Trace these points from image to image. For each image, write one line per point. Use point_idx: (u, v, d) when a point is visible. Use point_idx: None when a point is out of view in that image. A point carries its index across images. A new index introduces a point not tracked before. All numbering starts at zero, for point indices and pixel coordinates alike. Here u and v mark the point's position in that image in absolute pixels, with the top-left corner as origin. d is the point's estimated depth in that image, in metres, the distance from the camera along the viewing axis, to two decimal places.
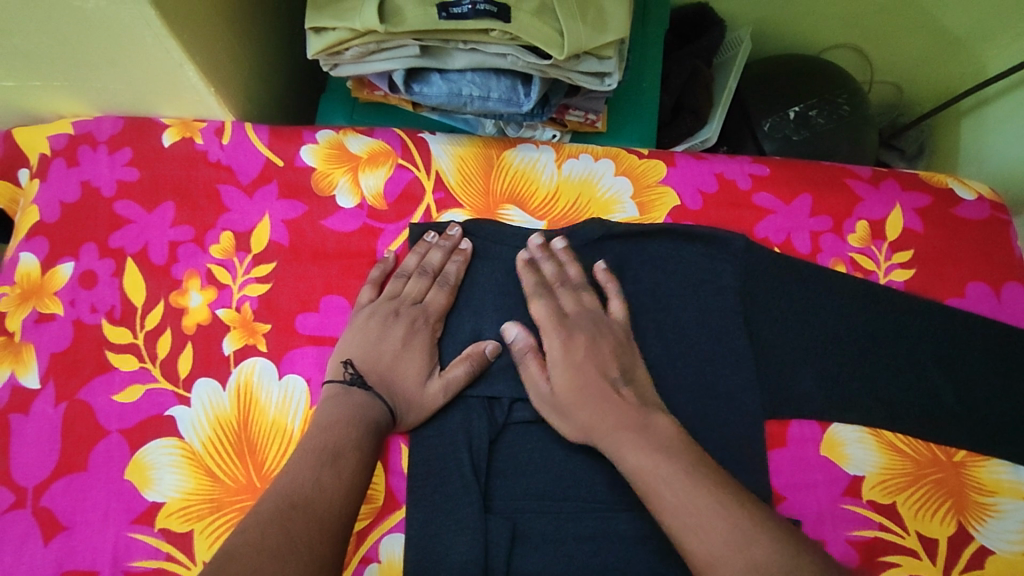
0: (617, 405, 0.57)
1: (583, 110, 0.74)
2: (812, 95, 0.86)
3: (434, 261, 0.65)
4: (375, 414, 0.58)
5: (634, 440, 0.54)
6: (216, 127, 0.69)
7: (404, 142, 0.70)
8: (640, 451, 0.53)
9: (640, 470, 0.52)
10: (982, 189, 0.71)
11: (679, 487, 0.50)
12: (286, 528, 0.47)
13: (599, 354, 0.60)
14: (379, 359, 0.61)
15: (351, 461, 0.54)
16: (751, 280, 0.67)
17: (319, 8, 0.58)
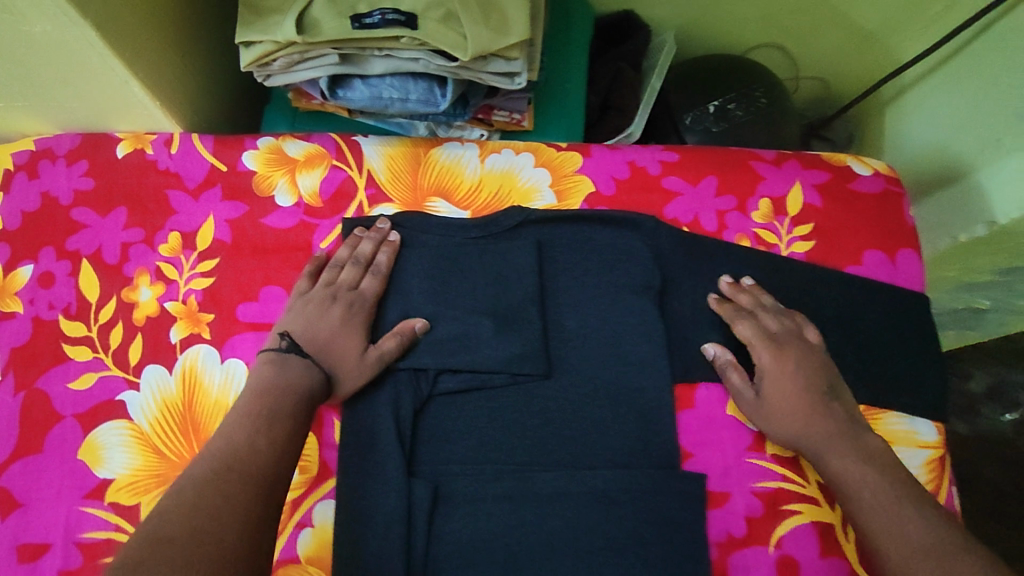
0: (823, 420, 0.63)
1: (507, 111, 0.80)
2: (730, 89, 0.92)
3: (366, 251, 0.69)
4: (310, 384, 0.62)
5: (846, 451, 0.61)
6: (165, 138, 0.75)
7: (338, 144, 0.75)
8: (847, 463, 0.60)
9: (852, 479, 0.60)
10: (878, 165, 0.76)
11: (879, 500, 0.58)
12: (222, 490, 0.50)
13: (809, 371, 0.65)
14: (317, 332, 0.65)
15: (283, 429, 0.58)
16: (662, 248, 0.72)
17: (246, 24, 0.64)
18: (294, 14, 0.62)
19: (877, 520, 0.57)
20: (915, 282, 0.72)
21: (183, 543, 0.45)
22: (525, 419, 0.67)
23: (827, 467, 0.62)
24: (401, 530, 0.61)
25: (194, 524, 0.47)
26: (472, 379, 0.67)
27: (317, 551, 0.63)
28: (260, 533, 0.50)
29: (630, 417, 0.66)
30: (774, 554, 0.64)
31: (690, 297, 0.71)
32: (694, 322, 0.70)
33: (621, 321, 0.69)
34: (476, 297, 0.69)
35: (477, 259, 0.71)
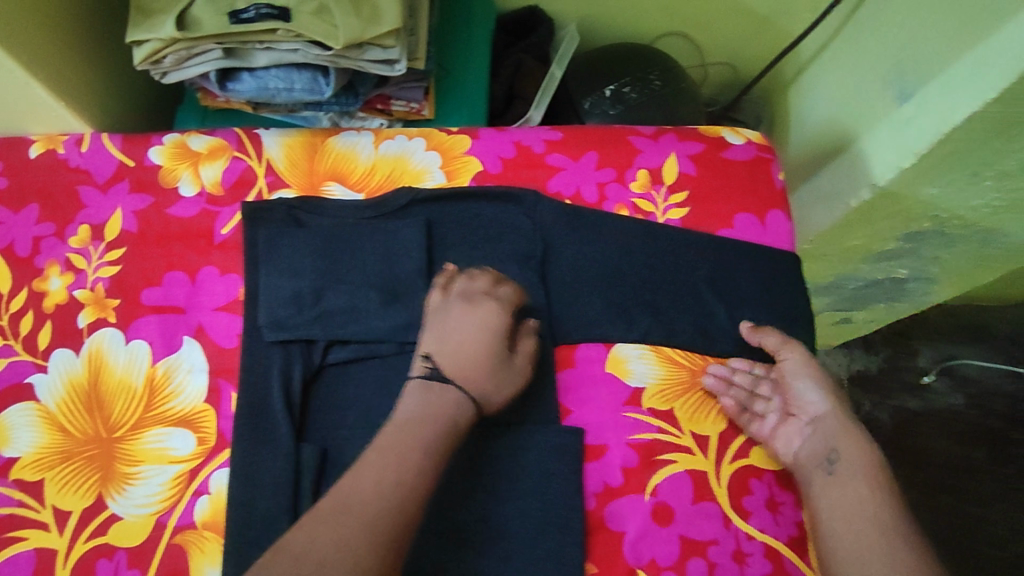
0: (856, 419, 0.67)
1: (404, 100, 0.85)
2: (625, 74, 0.97)
3: (486, 280, 0.69)
4: (458, 413, 0.60)
5: (858, 441, 0.65)
6: (76, 138, 0.79)
7: (239, 137, 0.80)
8: (869, 451, 0.64)
9: (862, 467, 0.62)
10: (751, 134, 0.80)
11: (884, 497, 0.60)
12: (340, 536, 0.51)
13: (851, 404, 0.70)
14: (464, 352, 0.63)
15: (416, 461, 0.56)
16: (546, 218, 0.76)
17: (136, 24, 0.69)
18: (175, 13, 0.67)
19: (872, 509, 0.59)
20: (783, 241, 0.76)
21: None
22: None
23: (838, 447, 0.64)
24: (288, 492, 0.64)
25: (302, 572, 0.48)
26: (363, 349, 0.71)
27: (214, 517, 0.66)
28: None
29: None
30: (650, 502, 0.66)
31: (571, 265, 0.74)
32: (576, 289, 0.74)
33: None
34: (366, 273, 0.73)
35: (369, 238, 0.74)
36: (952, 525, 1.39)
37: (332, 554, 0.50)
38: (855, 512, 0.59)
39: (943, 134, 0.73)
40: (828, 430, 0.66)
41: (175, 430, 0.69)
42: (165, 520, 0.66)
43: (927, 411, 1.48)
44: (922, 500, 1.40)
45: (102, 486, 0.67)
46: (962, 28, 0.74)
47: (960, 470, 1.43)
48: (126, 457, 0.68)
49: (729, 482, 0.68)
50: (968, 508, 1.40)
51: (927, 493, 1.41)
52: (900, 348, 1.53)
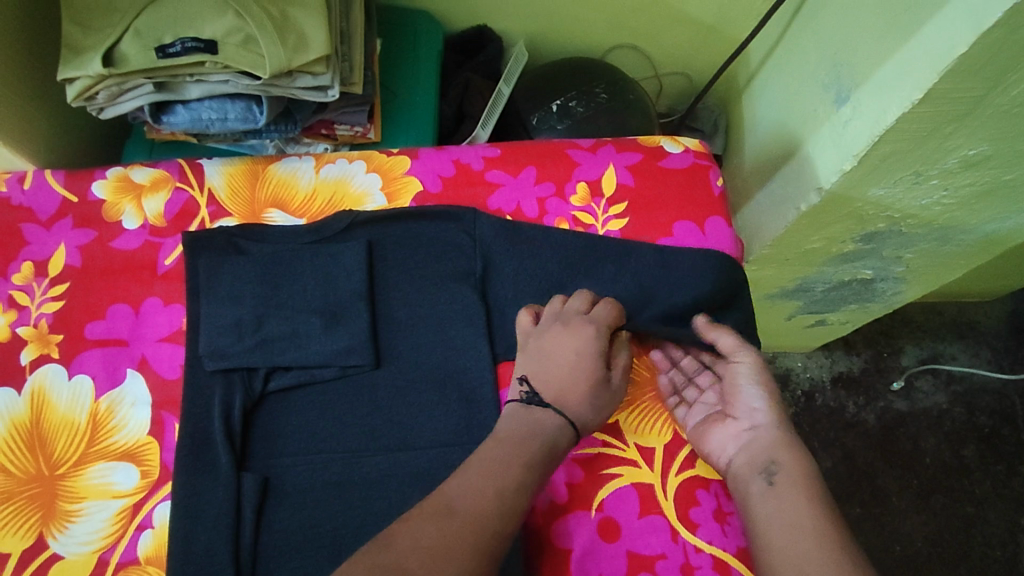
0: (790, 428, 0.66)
1: (348, 125, 0.86)
2: (572, 88, 0.98)
3: (581, 302, 0.69)
4: (558, 435, 0.62)
5: (792, 451, 0.63)
6: (19, 176, 0.80)
7: (181, 168, 0.81)
8: (807, 463, 0.62)
9: (800, 478, 0.60)
10: (688, 142, 0.81)
11: (821, 508, 0.58)
12: (444, 531, 0.52)
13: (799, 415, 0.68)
14: (560, 376, 0.65)
15: (516, 475, 0.57)
16: (485, 236, 0.76)
17: (66, 62, 0.70)
18: (103, 49, 0.68)
19: (808, 524, 0.56)
20: (724, 246, 0.76)
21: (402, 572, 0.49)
22: (356, 409, 0.69)
23: (771, 455, 0.63)
24: (229, 523, 0.63)
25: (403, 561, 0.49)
26: (304, 374, 0.70)
27: (157, 551, 0.65)
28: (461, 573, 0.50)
29: (454, 397, 0.70)
30: (596, 517, 0.65)
31: (512, 282, 0.74)
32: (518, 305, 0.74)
33: (446, 308, 0.73)
34: (306, 297, 0.73)
35: (309, 262, 0.75)
36: (949, 525, 1.37)
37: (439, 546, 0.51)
38: (794, 523, 0.57)
39: (877, 136, 0.74)
40: (763, 439, 0.64)
41: (118, 464, 0.69)
42: (107, 557, 0.65)
43: (914, 411, 1.46)
44: (914, 503, 1.39)
45: (43, 524, 0.66)
46: (888, 29, 0.75)
47: (951, 469, 1.42)
48: (68, 494, 0.67)
49: (676, 493, 0.66)
50: (963, 507, 1.39)
51: (918, 494, 1.39)
52: (881, 347, 1.51)
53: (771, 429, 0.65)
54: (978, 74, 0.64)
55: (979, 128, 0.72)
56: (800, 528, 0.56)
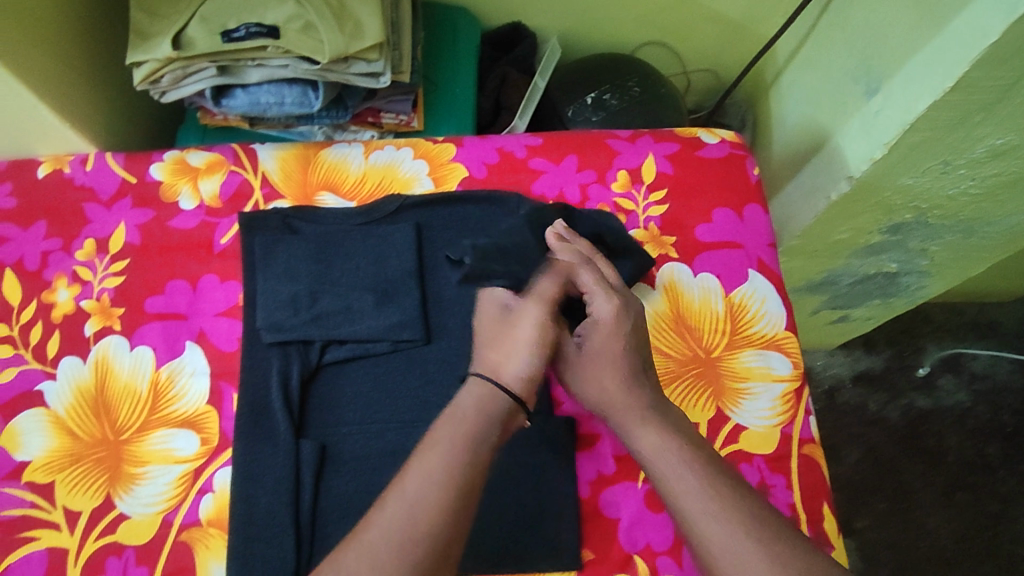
0: (642, 386, 0.65)
1: (394, 113, 0.89)
2: (606, 82, 1.01)
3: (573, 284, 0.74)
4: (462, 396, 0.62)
5: (651, 426, 0.63)
6: (81, 158, 0.83)
7: (236, 152, 0.84)
8: (638, 419, 0.63)
9: (644, 438, 0.62)
10: (725, 133, 0.84)
11: (671, 455, 0.60)
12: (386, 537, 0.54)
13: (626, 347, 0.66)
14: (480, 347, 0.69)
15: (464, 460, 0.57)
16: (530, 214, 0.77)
17: (135, 47, 0.73)
18: (172, 34, 0.71)
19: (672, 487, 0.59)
20: (761, 231, 0.79)
21: None
22: (409, 382, 0.73)
23: (631, 440, 0.63)
24: (289, 486, 0.67)
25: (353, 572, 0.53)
26: (358, 348, 0.74)
27: (218, 514, 0.68)
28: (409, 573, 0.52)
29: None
30: (643, 488, 0.68)
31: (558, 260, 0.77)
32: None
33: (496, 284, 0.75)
34: (359, 275, 0.77)
35: (360, 242, 0.78)
36: (971, 523, 1.39)
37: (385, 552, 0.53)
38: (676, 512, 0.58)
39: (908, 124, 0.77)
40: (619, 426, 0.64)
41: (179, 431, 0.72)
42: (171, 518, 0.68)
43: (937, 409, 1.49)
44: (940, 501, 1.41)
45: (110, 486, 0.69)
46: (917, 23, 0.78)
47: (975, 466, 1.44)
48: (132, 458, 0.70)
49: None
50: (987, 505, 1.41)
51: (943, 491, 1.42)
52: (903, 346, 1.54)
53: (619, 406, 0.64)
54: (1009, 62, 0.67)
55: (1005, 117, 0.76)
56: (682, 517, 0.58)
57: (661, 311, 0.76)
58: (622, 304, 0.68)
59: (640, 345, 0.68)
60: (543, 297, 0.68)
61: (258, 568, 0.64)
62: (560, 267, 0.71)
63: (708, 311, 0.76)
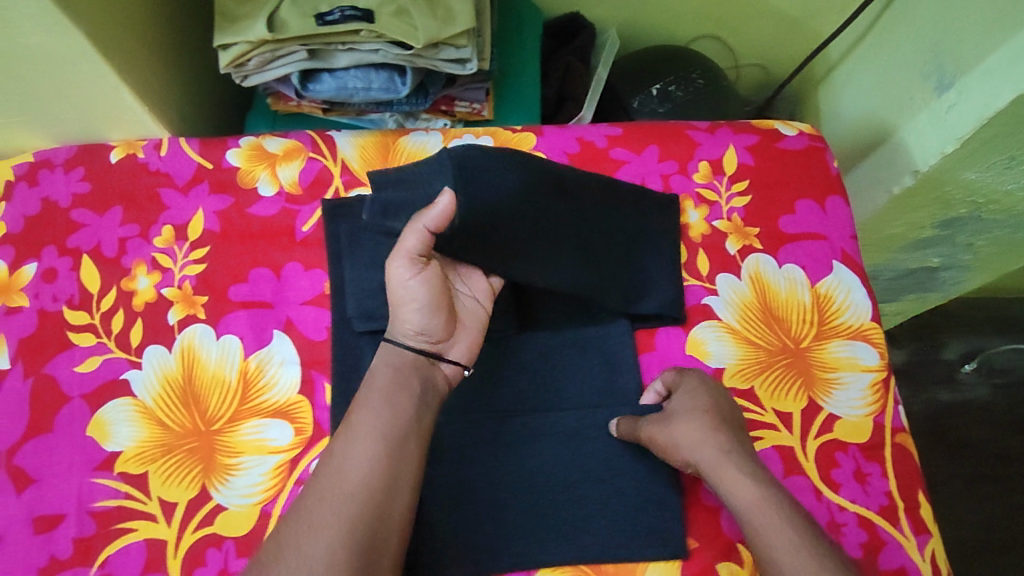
0: (735, 440, 0.66)
1: (467, 101, 0.89)
2: (671, 73, 1.01)
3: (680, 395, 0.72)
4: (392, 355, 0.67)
5: (748, 476, 0.63)
6: (154, 143, 0.81)
7: (313, 139, 0.83)
8: (730, 462, 0.64)
9: (733, 477, 0.63)
10: (802, 126, 0.85)
11: (767, 498, 0.61)
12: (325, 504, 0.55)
13: (719, 400, 0.69)
14: None
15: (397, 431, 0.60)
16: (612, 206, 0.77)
17: (221, 29, 0.71)
18: (264, 16, 0.70)
19: (766, 523, 0.60)
20: (843, 222, 0.80)
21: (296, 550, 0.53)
22: (502, 371, 0.73)
23: (724, 489, 0.63)
24: None
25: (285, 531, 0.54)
26: None
27: None
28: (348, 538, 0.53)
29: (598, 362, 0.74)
30: None
31: (604, 238, 0.76)
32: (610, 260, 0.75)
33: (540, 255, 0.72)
34: None
35: None
36: (995, 514, 1.43)
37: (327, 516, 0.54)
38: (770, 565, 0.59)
39: (985, 119, 0.78)
40: (707, 462, 0.64)
41: (271, 421, 0.71)
42: (269, 510, 0.67)
43: (959, 403, 1.52)
44: (965, 493, 1.44)
45: (205, 477, 0.68)
46: (995, 19, 0.79)
47: (997, 459, 1.48)
48: (225, 449, 0.69)
49: (816, 456, 0.71)
50: (1010, 497, 1.45)
51: (967, 483, 1.45)
52: (925, 342, 1.57)
53: (714, 456, 0.64)
54: None
55: None
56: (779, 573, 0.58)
57: (748, 301, 0.77)
58: (696, 373, 0.71)
59: (723, 406, 0.69)
60: (409, 254, 0.63)
61: None
62: (436, 214, 0.62)
63: (794, 302, 0.77)
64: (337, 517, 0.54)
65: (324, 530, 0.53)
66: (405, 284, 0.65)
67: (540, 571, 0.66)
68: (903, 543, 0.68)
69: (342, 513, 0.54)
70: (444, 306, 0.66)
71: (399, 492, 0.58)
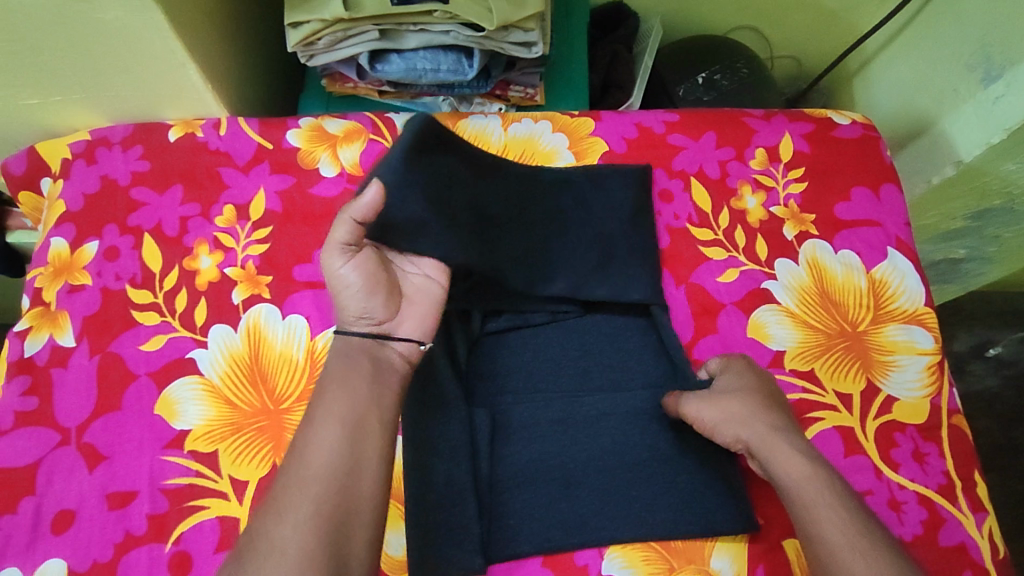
0: (786, 420, 0.66)
1: (522, 85, 0.89)
2: (716, 62, 1.03)
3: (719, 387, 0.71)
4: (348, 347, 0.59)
5: (800, 455, 0.63)
6: (213, 122, 0.81)
7: (373, 121, 0.83)
8: (782, 445, 0.64)
9: (785, 460, 0.63)
10: (855, 115, 0.87)
11: (823, 481, 0.61)
12: (289, 495, 0.50)
13: (765, 384, 0.69)
14: None
15: (364, 409, 0.54)
16: (644, 193, 0.80)
17: (294, 7, 0.72)
18: None
19: (820, 506, 0.59)
20: (896, 210, 0.82)
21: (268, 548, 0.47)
22: (568, 352, 0.75)
23: (773, 466, 0.63)
24: (467, 452, 0.68)
25: (255, 527, 0.49)
26: (516, 318, 0.76)
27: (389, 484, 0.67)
28: (315, 530, 0.48)
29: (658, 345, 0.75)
30: None
31: (562, 220, 0.78)
32: (583, 249, 0.77)
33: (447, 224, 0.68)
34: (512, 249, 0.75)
35: None
36: (1003, 503, 1.46)
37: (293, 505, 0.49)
38: (819, 545, 0.58)
39: None
40: (758, 444, 0.65)
41: None
42: None
43: (968, 395, 1.54)
44: None
45: (276, 455, 0.68)
46: None
47: (1003, 449, 1.50)
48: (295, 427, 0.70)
49: (876, 436, 0.72)
50: (1018, 487, 1.47)
51: None
52: None
53: (763, 432, 0.65)
54: None
55: None
56: (830, 553, 0.57)
57: (806, 285, 0.78)
58: (742, 358, 0.71)
59: (770, 387, 0.69)
60: (339, 246, 0.57)
61: (441, 535, 0.64)
62: (363, 201, 0.56)
63: (851, 287, 0.78)
64: (304, 504, 0.49)
65: (291, 520, 0.48)
66: (338, 273, 0.58)
67: (612, 548, 0.66)
68: (963, 520, 0.70)
69: (308, 500, 0.49)
70: (382, 283, 0.60)
71: (363, 476, 0.52)
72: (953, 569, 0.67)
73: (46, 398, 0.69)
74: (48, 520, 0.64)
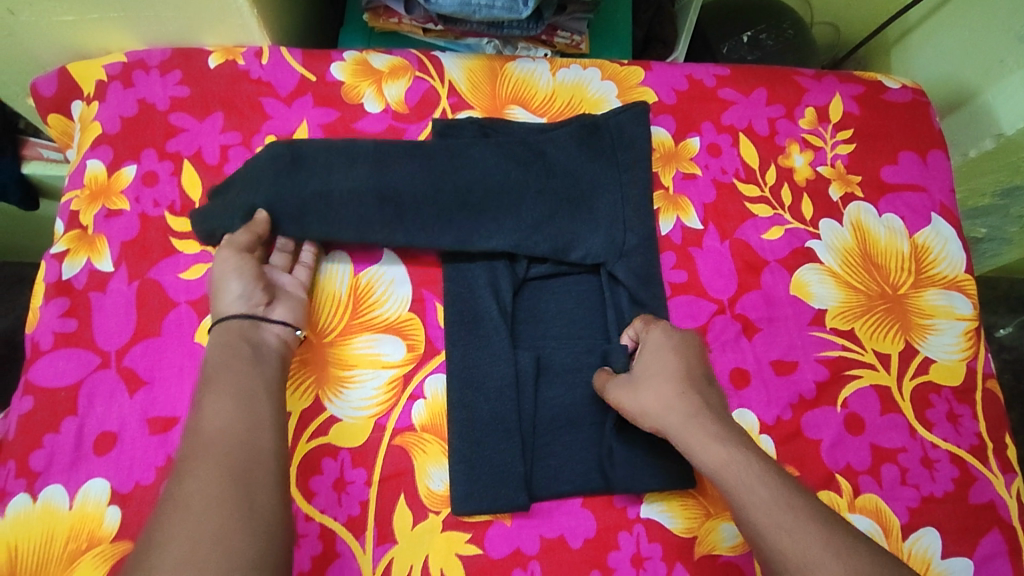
0: (705, 399, 0.62)
1: (569, 31, 0.87)
2: (762, 22, 1.02)
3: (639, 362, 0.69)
4: (235, 334, 0.61)
5: (713, 437, 0.59)
6: (255, 50, 0.79)
7: (420, 59, 0.81)
8: (696, 429, 0.60)
9: (699, 448, 0.59)
10: (906, 80, 0.87)
11: (743, 464, 0.57)
12: (194, 457, 0.51)
13: (689, 358, 0.65)
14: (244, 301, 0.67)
15: (250, 379, 0.58)
16: (676, 155, 0.80)
17: None
18: None
19: (742, 492, 0.56)
20: (942, 176, 0.82)
21: (177, 509, 0.48)
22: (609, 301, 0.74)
23: (693, 454, 0.59)
24: (512, 393, 0.68)
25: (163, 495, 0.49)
26: (560, 266, 0.74)
27: (432, 420, 0.67)
28: (216, 481, 0.50)
29: (659, 297, 0.73)
30: (842, 412, 0.72)
31: (508, 180, 0.74)
32: (537, 204, 0.74)
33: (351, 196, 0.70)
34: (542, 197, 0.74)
35: (530, 164, 0.75)
36: None
37: (197, 460, 0.51)
38: (749, 528, 0.55)
39: None
40: (675, 430, 0.61)
41: (384, 336, 0.69)
42: (384, 423, 0.66)
43: None
44: None
45: (318, 388, 0.67)
46: None
47: None
48: (338, 361, 0.68)
49: (912, 395, 0.73)
50: None
51: None
52: None
53: (679, 421, 0.61)
54: None
55: None
56: (754, 529, 0.55)
57: (849, 246, 0.78)
58: (661, 327, 0.67)
59: (693, 359, 0.65)
60: (234, 245, 0.66)
61: (485, 471, 0.65)
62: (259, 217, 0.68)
63: (894, 250, 0.79)
64: (205, 463, 0.51)
65: (195, 476, 0.50)
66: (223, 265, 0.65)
67: (651, 493, 0.67)
68: (992, 479, 0.71)
69: (209, 459, 0.51)
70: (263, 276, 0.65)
71: (261, 433, 0.55)
72: (981, 525, 0.69)
73: (86, 321, 0.68)
74: (90, 441, 0.64)
